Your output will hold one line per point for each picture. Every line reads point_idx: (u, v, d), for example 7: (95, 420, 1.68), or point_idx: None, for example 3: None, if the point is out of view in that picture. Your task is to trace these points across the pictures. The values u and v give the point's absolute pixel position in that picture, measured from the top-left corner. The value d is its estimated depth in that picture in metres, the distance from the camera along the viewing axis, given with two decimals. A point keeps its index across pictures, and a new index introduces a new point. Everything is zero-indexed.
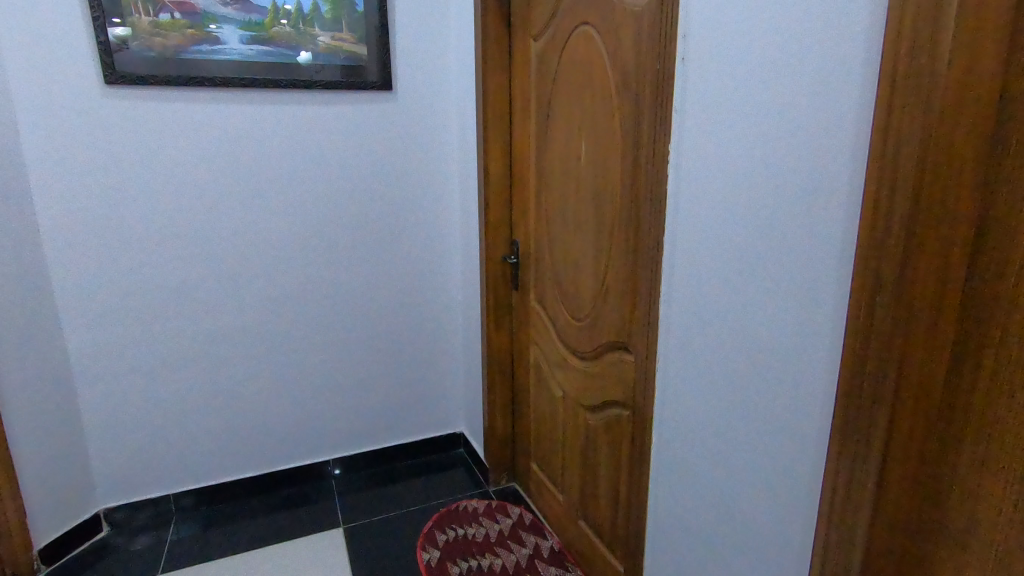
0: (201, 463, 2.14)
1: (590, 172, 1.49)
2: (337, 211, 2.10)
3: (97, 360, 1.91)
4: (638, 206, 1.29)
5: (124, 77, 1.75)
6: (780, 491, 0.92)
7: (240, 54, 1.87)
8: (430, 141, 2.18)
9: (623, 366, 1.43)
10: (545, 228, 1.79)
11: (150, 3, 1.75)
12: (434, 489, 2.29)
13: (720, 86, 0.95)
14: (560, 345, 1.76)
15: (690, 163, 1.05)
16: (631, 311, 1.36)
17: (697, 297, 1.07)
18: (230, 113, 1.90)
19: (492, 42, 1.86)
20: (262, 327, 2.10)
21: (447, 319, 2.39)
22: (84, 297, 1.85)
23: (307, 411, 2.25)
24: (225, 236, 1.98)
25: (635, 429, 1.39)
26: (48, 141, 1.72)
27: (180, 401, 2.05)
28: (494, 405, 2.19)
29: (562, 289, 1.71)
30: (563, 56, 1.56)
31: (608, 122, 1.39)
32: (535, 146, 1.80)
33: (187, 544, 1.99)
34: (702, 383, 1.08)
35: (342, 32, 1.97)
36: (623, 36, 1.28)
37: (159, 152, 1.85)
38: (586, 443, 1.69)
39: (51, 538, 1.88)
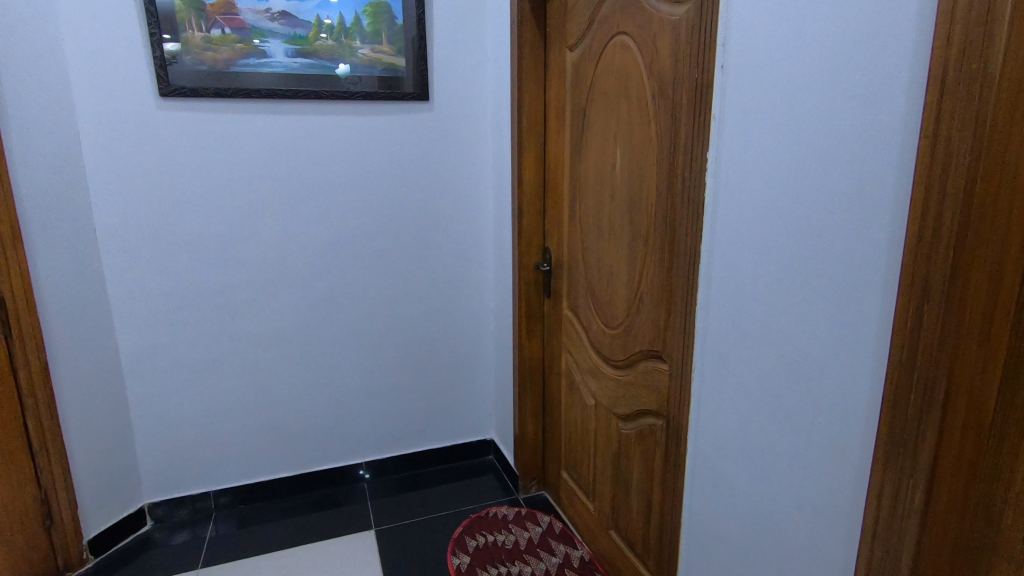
0: (240, 462, 2.20)
1: (625, 180, 1.49)
2: (374, 218, 2.16)
3: (145, 360, 2.00)
4: (674, 214, 1.29)
5: (178, 90, 1.84)
6: (821, 507, 0.90)
7: (285, 67, 1.94)
8: (465, 150, 2.22)
9: (657, 375, 1.42)
10: (578, 236, 1.80)
11: (203, 19, 1.83)
12: (464, 494, 2.30)
13: (760, 94, 0.95)
14: (593, 353, 1.75)
15: (728, 171, 1.05)
16: (666, 319, 1.36)
17: (735, 306, 1.06)
18: (274, 124, 1.97)
19: (527, 53, 1.89)
20: (300, 331, 2.16)
21: (479, 326, 2.42)
22: (135, 299, 1.94)
23: (342, 414, 2.30)
24: (267, 242, 2.05)
25: (669, 439, 1.37)
26: (107, 150, 1.82)
27: (221, 401, 2.12)
28: (524, 412, 2.20)
29: (596, 297, 1.71)
30: (599, 66, 1.57)
31: (644, 129, 1.39)
32: (569, 155, 1.82)
33: (224, 540, 2.04)
34: (739, 394, 1.07)
35: (382, 44, 2.03)
36: (660, 44, 1.28)
37: (207, 161, 1.93)
38: (618, 452, 1.67)
39: (100, 530, 1.96)
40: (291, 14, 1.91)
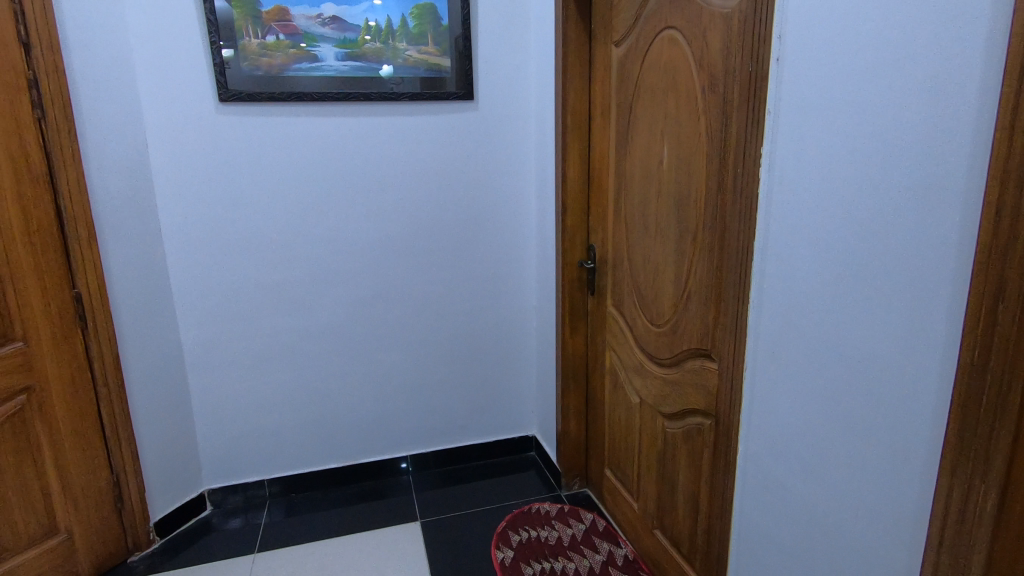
0: (291, 453, 2.29)
1: (673, 177, 1.48)
2: (420, 216, 2.20)
3: (205, 353, 2.10)
4: (724, 211, 1.27)
5: (236, 95, 1.92)
6: (883, 512, 0.87)
7: (336, 70, 2.00)
8: (508, 148, 2.23)
9: (705, 374, 1.40)
10: (624, 234, 1.79)
11: (259, 26, 1.91)
12: (507, 489, 2.33)
13: (819, 86, 0.93)
14: (638, 351, 1.74)
15: (784, 166, 1.02)
16: (715, 318, 1.34)
17: (790, 304, 1.04)
18: (325, 126, 2.03)
19: (572, 50, 1.88)
20: (349, 326, 2.22)
21: (521, 323, 2.43)
22: (196, 295, 2.04)
23: (388, 408, 2.36)
24: (319, 240, 2.12)
25: (717, 439, 1.36)
26: (171, 154, 1.92)
27: (275, 394, 2.21)
28: (567, 409, 2.20)
29: (641, 294, 1.70)
30: (645, 61, 1.56)
31: (693, 125, 1.37)
32: (615, 152, 1.81)
33: (278, 527, 2.12)
34: (794, 394, 1.05)
35: (428, 45, 2.06)
36: (710, 39, 1.26)
37: (262, 162, 2.00)
38: (664, 451, 1.66)
39: (165, 513, 2.07)
40: (341, 19, 1.97)
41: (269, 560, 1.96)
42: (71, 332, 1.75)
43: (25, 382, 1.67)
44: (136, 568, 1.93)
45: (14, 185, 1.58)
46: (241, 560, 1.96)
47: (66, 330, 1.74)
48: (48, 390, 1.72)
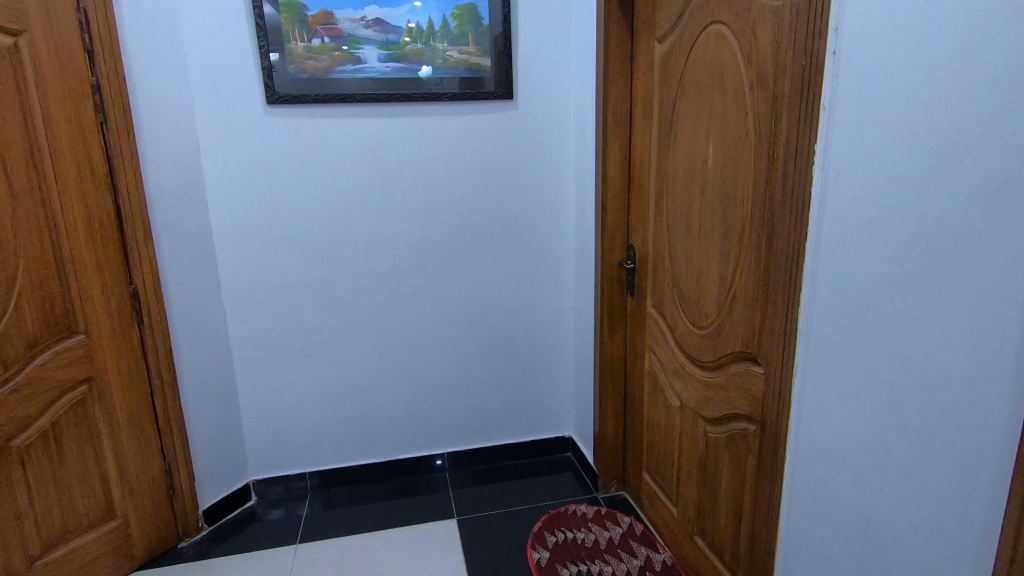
0: (332, 447, 2.34)
1: (718, 175, 1.44)
2: (459, 215, 2.21)
3: (252, 348, 2.16)
4: (772, 211, 1.23)
5: (282, 98, 1.97)
6: (947, 528, 0.83)
7: (378, 71, 2.03)
8: (548, 147, 2.22)
9: (750, 378, 1.36)
10: (665, 234, 1.75)
11: (305, 30, 1.96)
12: (543, 489, 2.32)
13: (879, 80, 0.88)
14: (679, 353, 1.71)
15: (840, 164, 0.98)
16: (762, 321, 1.30)
17: (845, 307, 1.00)
18: (367, 126, 2.07)
19: (613, 47, 1.86)
20: (389, 324, 2.26)
21: (559, 323, 2.42)
22: (243, 292, 2.11)
23: (426, 405, 2.38)
24: (360, 239, 2.15)
25: (763, 445, 1.32)
26: (221, 156, 1.98)
27: (317, 389, 2.26)
28: (605, 411, 2.18)
29: (683, 295, 1.66)
30: (690, 57, 1.52)
31: (740, 121, 1.34)
32: (656, 151, 1.78)
33: (318, 519, 2.17)
34: (849, 401, 1.00)
35: (469, 45, 2.07)
36: (760, 33, 1.23)
37: (307, 162, 2.05)
38: (705, 456, 1.62)
39: (213, 502, 2.15)
40: (384, 21, 2.00)
41: (311, 551, 2.01)
42: (128, 326, 1.83)
43: (86, 372, 1.76)
44: (185, 554, 2.01)
45: (78, 185, 1.67)
46: (284, 549, 2.01)
47: (124, 324, 1.82)
48: (107, 380, 1.80)
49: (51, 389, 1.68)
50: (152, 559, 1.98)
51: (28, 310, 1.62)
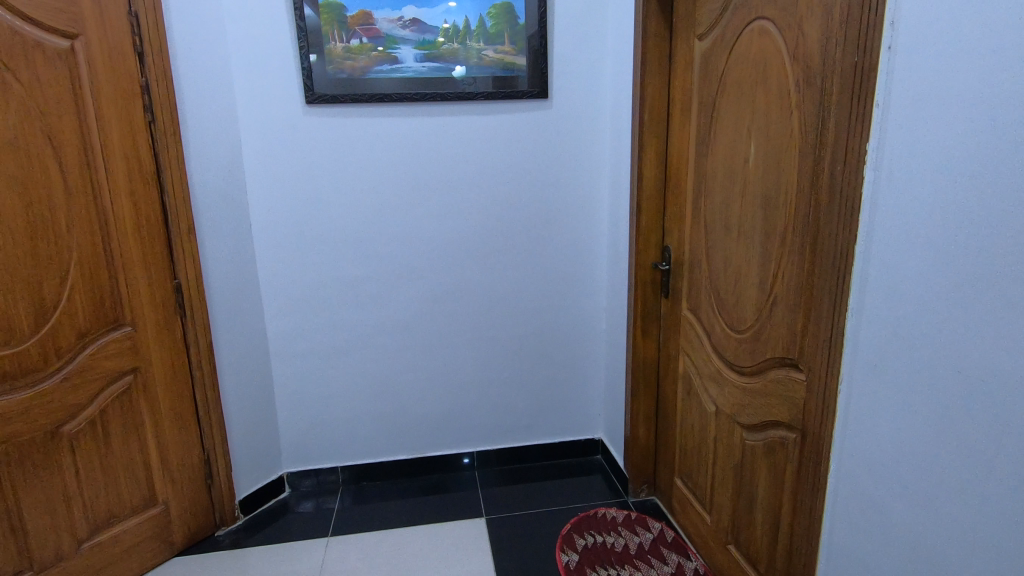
0: (364, 442, 2.37)
1: (760, 176, 1.40)
2: (492, 214, 2.21)
3: (288, 343, 2.21)
4: (818, 213, 1.19)
5: (321, 97, 2.00)
6: (1005, 548, 0.78)
7: (414, 71, 2.04)
8: (582, 147, 2.21)
9: (791, 385, 1.32)
10: (703, 235, 1.72)
11: (344, 31, 1.98)
12: (572, 491, 2.30)
13: (938, 76, 0.84)
14: (715, 358, 1.67)
15: (893, 164, 0.94)
16: (805, 326, 1.26)
17: (897, 313, 0.95)
18: (403, 126, 2.09)
19: (651, 45, 1.83)
20: (421, 322, 2.27)
21: (591, 325, 2.40)
22: (280, 288, 2.15)
23: (456, 404, 2.39)
24: (394, 237, 2.18)
25: (804, 454, 1.28)
26: (262, 155, 2.03)
27: (349, 385, 2.29)
28: (637, 414, 2.15)
29: (720, 298, 1.62)
30: (732, 54, 1.49)
31: (784, 120, 1.30)
32: (695, 150, 1.74)
33: (349, 513, 2.20)
34: (900, 411, 0.96)
35: (505, 45, 2.07)
36: (808, 29, 1.19)
37: (344, 161, 2.08)
38: (742, 463, 1.58)
39: (248, 492, 2.20)
40: (421, 21, 2.01)
41: (341, 544, 2.04)
42: (171, 319, 1.89)
43: (132, 363, 1.81)
44: (222, 542, 2.06)
45: (127, 183, 1.73)
46: (315, 541, 2.05)
47: (167, 317, 1.88)
48: (151, 372, 1.86)
49: (100, 378, 1.74)
50: (191, 546, 2.04)
51: (79, 302, 1.68)
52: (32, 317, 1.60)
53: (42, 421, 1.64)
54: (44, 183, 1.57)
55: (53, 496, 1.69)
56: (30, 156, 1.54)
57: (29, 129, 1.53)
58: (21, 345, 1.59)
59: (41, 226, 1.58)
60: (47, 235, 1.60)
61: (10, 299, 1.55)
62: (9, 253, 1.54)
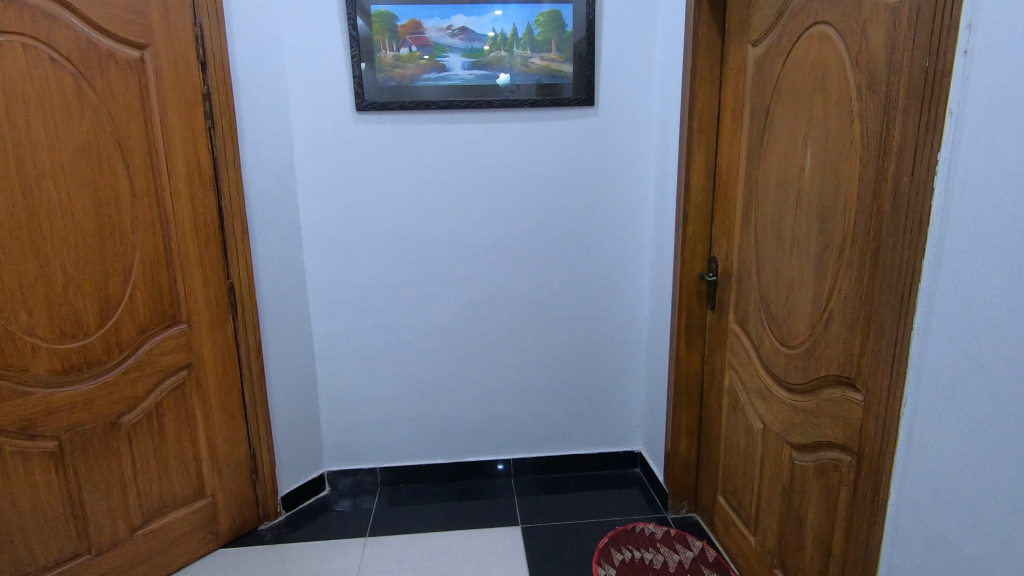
0: (402, 445, 2.39)
1: (816, 186, 1.35)
2: (535, 222, 2.21)
3: (332, 344, 2.26)
4: (880, 225, 1.14)
5: (370, 105, 2.05)
6: None
7: (461, 79, 2.07)
8: (628, 154, 2.18)
9: (847, 405, 1.26)
10: (753, 246, 1.67)
11: (394, 40, 2.02)
12: (609, 504, 2.26)
13: (1018, 79, 0.79)
14: (764, 373, 1.61)
15: (966, 176, 0.89)
16: (863, 343, 1.20)
17: (969, 333, 0.89)
18: (449, 133, 2.11)
19: (702, 51, 1.79)
20: (461, 327, 2.29)
21: (632, 335, 2.36)
22: (326, 290, 2.20)
23: (495, 410, 2.39)
24: (437, 242, 2.20)
25: (859, 478, 1.22)
26: (313, 160, 2.09)
27: (390, 387, 2.33)
28: (678, 427, 2.10)
29: (770, 312, 1.57)
30: (788, 61, 1.44)
31: (844, 128, 1.25)
32: (746, 158, 1.69)
33: (386, 514, 2.22)
34: (970, 436, 0.90)
35: (552, 52, 2.07)
36: (873, 35, 1.14)
37: (391, 168, 2.12)
38: (791, 484, 1.52)
39: (290, 489, 2.25)
40: (469, 29, 2.03)
41: (378, 545, 2.05)
42: (224, 318, 1.96)
43: (186, 358, 1.89)
44: (265, 536, 2.11)
45: (188, 186, 1.81)
46: (354, 541, 2.08)
47: (220, 315, 1.95)
48: (204, 367, 1.93)
49: (157, 373, 1.82)
50: (235, 538, 2.10)
51: (141, 299, 1.76)
52: (98, 312, 1.68)
53: (104, 412, 1.72)
54: (113, 186, 1.66)
55: (110, 484, 1.77)
56: (101, 159, 1.63)
57: (101, 133, 1.62)
58: (87, 339, 1.67)
59: (110, 226, 1.67)
60: (114, 235, 1.68)
61: (79, 294, 1.64)
62: (80, 252, 1.63)
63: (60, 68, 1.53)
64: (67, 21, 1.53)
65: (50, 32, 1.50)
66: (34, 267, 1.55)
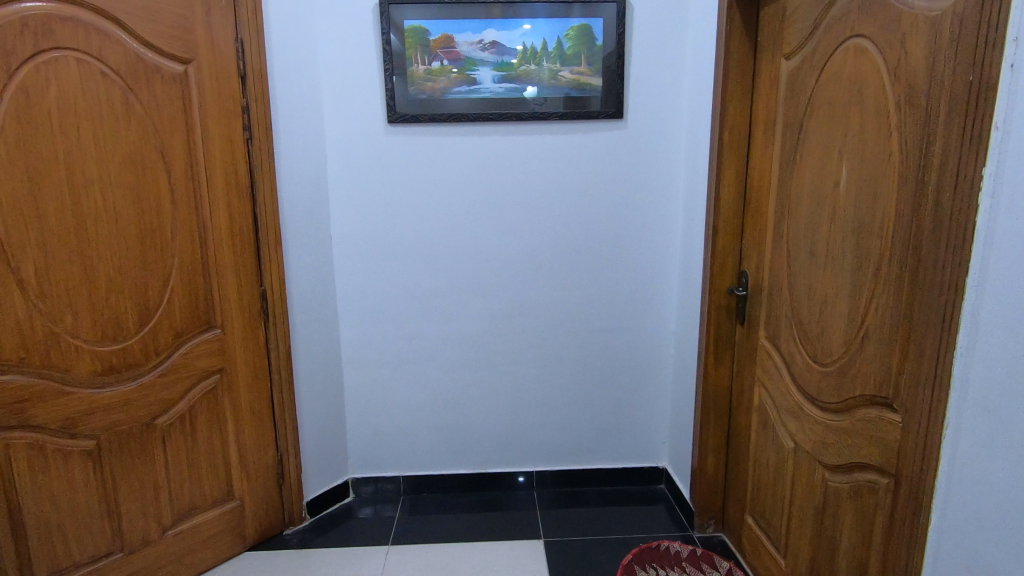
0: (425, 453, 2.40)
1: (851, 200, 1.32)
2: (561, 234, 2.21)
3: (359, 352, 2.29)
4: (921, 242, 1.11)
5: (402, 117, 2.09)
6: None
7: (491, 92, 2.09)
8: (656, 167, 2.18)
9: (884, 426, 1.22)
10: (784, 260, 1.64)
11: (426, 54, 2.06)
12: (633, 520, 2.22)
13: None
14: (795, 390, 1.58)
15: (1013, 191, 0.86)
16: (901, 362, 1.17)
17: (1016, 354, 0.86)
18: (478, 145, 2.13)
19: (734, 64, 1.78)
20: (486, 337, 2.29)
21: (659, 349, 2.34)
22: (354, 298, 2.24)
23: (519, 422, 2.38)
24: (464, 253, 2.21)
25: (898, 503, 1.18)
26: (345, 171, 2.14)
27: (415, 396, 2.34)
28: (706, 444, 2.06)
29: (802, 328, 1.54)
30: (823, 74, 1.42)
31: (882, 143, 1.22)
32: (777, 172, 1.67)
33: (409, 523, 2.23)
34: (1016, 460, 0.87)
35: (582, 66, 2.08)
36: (913, 49, 1.12)
37: (420, 179, 2.15)
38: (823, 506, 1.48)
39: (315, 495, 2.28)
40: (500, 43, 2.06)
41: (401, 553, 2.06)
42: (256, 324, 2.00)
43: (219, 363, 1.93)
44: (290, 541, 2.14)
45: (225, 196, 1.86)
46: (376, 549, 2.08)
47: (253, 321, 1.99)
48: (236, 372, 1.98)
49: (191, 377, 1.87)
50: (261, 542, 2.13)
51: (177, 304, 1.81)
52: (137, 316, 1.74)
53: (140, 413, 1.77)
54: (155, 195, 1.72)
55: (144, 484, 1.82)
56: (145, 168, 1.69)
57: (145, 144, 1.68)
58: (127, 342, 1.72)
59: (151, 233, 1.73)
60: (155, 242, 1.74)
61: (120, 299, 1.70)
62: (123, 257, 1.69)
63: (109, 82, 1.60)
64: (116, 37, 1.60)
65: (102, 47, 1.57)
66: (80, 271, 1.62)
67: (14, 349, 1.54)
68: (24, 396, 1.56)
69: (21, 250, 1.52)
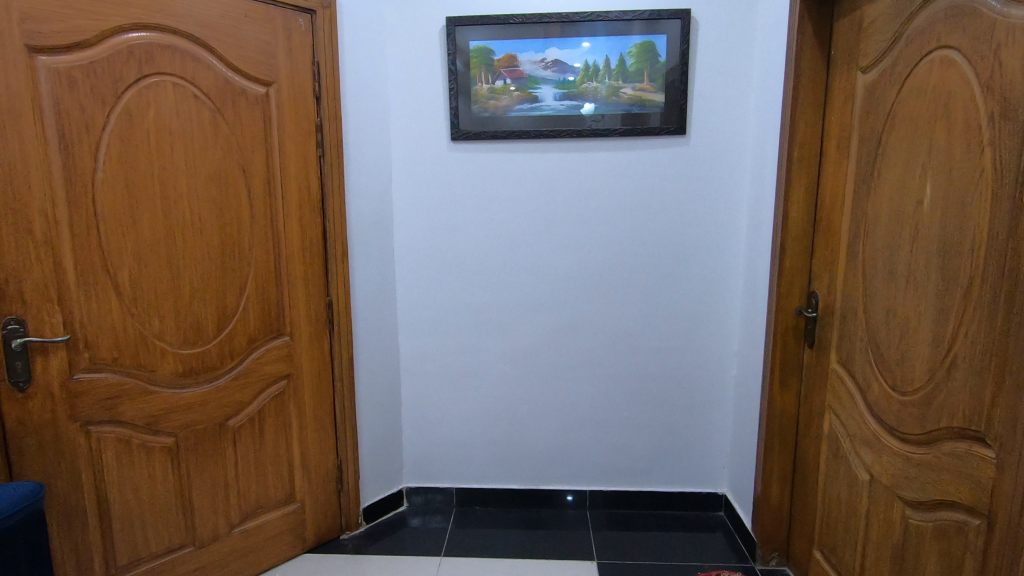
0: (478, 466, 2.41)
1: (936, 218, 1.25)
2: (620, 250, 2.19)
3: (417, 362, 2.34)
4: (1020, 264, 1.03)
5: (465, 134, 2.14)
6: None
7: (553, 109, 2.12)
8: (719, 184, 2.13)
9: (975, 461, 1.14)
10: (860, 282, 1.56)
11: (490, 73, 2.10)
12: (691, 547, 2.15)
13: None
14: (872, 419, 1.49)
15: None
16: (996, 393, 1.09)
17: None
18: (538, 161, 2.16)
19: (805, 78, 1.73)
20: (541, 352, 2.29)
21: (719, 370, 2.26)
22: (413, 310, 2.29)
23: (572, 439, 2.36)
24: (521, 268, 2.23)
25: (994, 547, 1.08)
26: (409, 187, 2.21)
27: (470, 408, 2.36)
28: (770, 471, 1.97)
29: (880, 353, 1.46)
30: (904, 87, 1.36)
31: (971, 159, 1.15)
32: (852, 189, 1.60)
33: (461, 535, 2.24)
34: None
35: (645, 82, 2.07)
36: (1011, 60, 1.06)
37: (480, 194, 2.19)
38: (902, 544, 1.38)
39: (371, 501, 2.33)
40: (562, 62, 2.08)
41: (453, 565, 2.07)
42: (322, 332, 2.08)
43: (286, 369, 2.02)
44: (346, 545, 2.19)
45: (298, 209, 1.96)
46: (430, 559, 2.10)
47: (319, 329, 2.07)
48: (302, 378, 2.06)
49: (261, 381, 1.96)
50: (319, 545, 2.19)
51: (252, 311, 1.91)
52: (216, 321, 1.84)
53: (215, 413, 1.87)
54: (236, 208, 1.83)
55: (216, 481, 1.91)
56: (228, 184, 1.81)
57: (230, 161, 1.80)
58: (206, 346, 1.83)
59: (231, 244, 1.84)
60: (234, 252, 1.85)
61: (202, 305, 1.81)
62: (205, 266, 1.80)
63: (201, 104, 1.72)
64: (208, 62, 1.72)
65: (195, 72, 1.70)
66: (168, 279, 1.74)
67: (108, 349, 1.66)
68: (115, 394, 1.68)
69: (118, 259, 1.64)
